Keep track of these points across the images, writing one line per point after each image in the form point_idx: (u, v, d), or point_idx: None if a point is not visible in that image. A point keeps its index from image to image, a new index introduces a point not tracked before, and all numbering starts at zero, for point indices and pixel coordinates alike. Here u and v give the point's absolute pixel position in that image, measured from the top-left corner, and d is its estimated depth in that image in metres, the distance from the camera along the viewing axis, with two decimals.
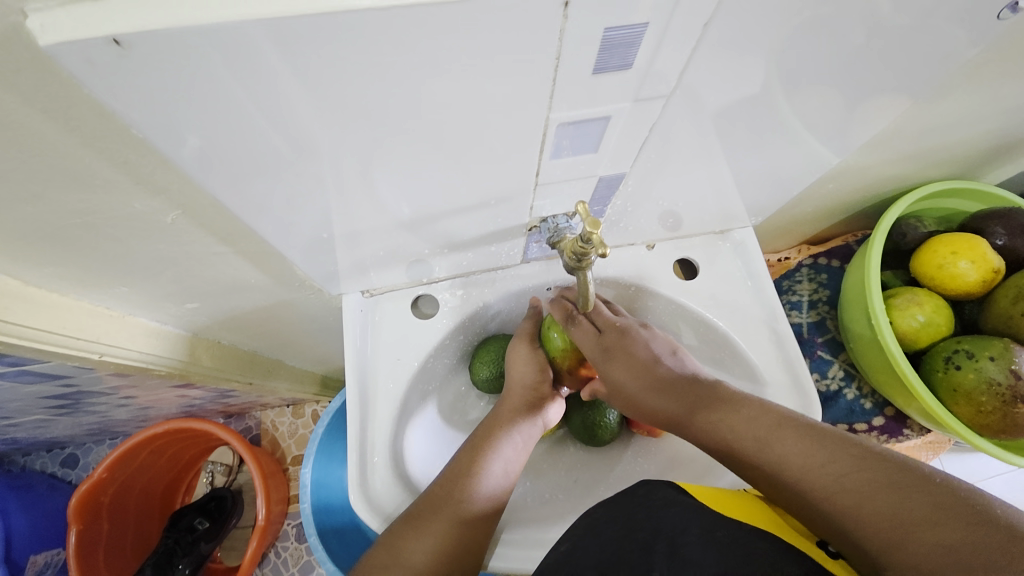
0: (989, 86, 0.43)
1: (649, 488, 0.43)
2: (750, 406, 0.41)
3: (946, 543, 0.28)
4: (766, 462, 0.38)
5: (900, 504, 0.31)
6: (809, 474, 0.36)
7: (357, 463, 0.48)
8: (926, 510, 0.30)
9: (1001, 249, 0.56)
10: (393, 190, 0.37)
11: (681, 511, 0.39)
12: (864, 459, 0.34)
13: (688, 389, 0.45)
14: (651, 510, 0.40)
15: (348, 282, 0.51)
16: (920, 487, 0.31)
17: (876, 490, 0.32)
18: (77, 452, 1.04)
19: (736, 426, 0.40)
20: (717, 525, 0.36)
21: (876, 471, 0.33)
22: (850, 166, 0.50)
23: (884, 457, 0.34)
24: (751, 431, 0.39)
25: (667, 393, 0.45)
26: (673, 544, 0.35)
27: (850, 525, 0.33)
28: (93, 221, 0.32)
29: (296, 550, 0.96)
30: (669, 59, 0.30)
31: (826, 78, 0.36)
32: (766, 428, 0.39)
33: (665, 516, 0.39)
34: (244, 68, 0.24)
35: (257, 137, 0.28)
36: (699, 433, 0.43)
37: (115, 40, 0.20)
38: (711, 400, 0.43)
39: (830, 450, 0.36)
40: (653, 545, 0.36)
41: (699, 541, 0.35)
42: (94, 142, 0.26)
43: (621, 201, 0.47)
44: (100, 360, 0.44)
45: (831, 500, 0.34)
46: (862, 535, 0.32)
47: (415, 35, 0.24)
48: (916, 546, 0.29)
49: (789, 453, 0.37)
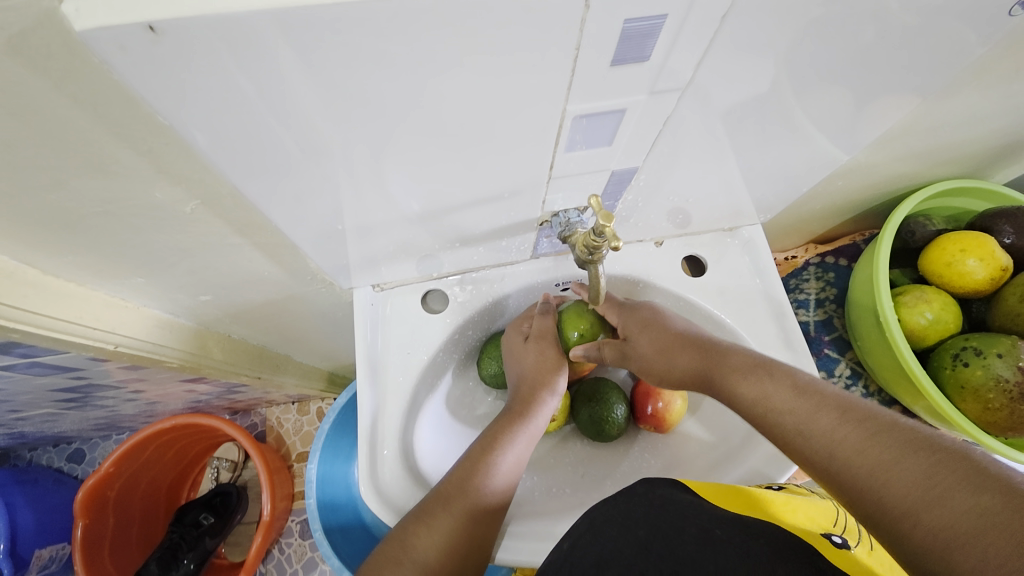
0: (1000, 83, 0.43)
1: (649, 485, 0.42)
2: (780, 372, 0.40)
3: (976, 510, 0.26)
4: (787, 424, 0.37)
5: (927, 470, 0.29)
6: (833, 437, 0.34)
7: (366, 456, 0.48)
8: (958, 479, 0.28)
9: (1009, 247, 0.56)
10: (407, 183, 0.38)
11: (679, 509, 0.39)
12: (894, 428, 0.33)
13: (708, 358, 0.44)
14: (650, 506, 0.39)
15: (359, 276, 0.51)
16: (952, 456, 0.29)
17: (904, 456, 0.31)
18: (83, 447, 1.05)
19: (762, 389, 0.39)
20: (715, 524, 0.37)
21: (905, 439, 0.31)
22: (860, 163, 0.50)
23: (915, 429, 0.32)
24: (778, 394, 0.38)
25: (687, 360, 0.46)
26: (671, 545, 0.35)
27: (870, 489, 0.31)
28: (113, 210, 0.32)
29: (300, 546, 0.96)
30: (685, 52, 0.30)
31: (838, 74, 0.36)
32: (794, 392, 0.38)
33: (663, 514, 0.38)
34: (272, 57, 0.24)
35: (280, 126, 0.28)
36: (724, 395, 0.42)
37: (150, 26, 0.21)
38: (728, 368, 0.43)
39: (858, 417, 0.34)
40: (650, 546, 0.36)
41: (696, 542, 0.35)
42: (121, 129, 0.27)
43: (631, 197, 0.48)
44: (114, 351, 0.44)
45: (853, 464, 0.32)
46: (884, 502, 0.30)
47: (437, 25, 0.24)
48: (944, 512, 0.27)
49: (814, 415, 0.36)
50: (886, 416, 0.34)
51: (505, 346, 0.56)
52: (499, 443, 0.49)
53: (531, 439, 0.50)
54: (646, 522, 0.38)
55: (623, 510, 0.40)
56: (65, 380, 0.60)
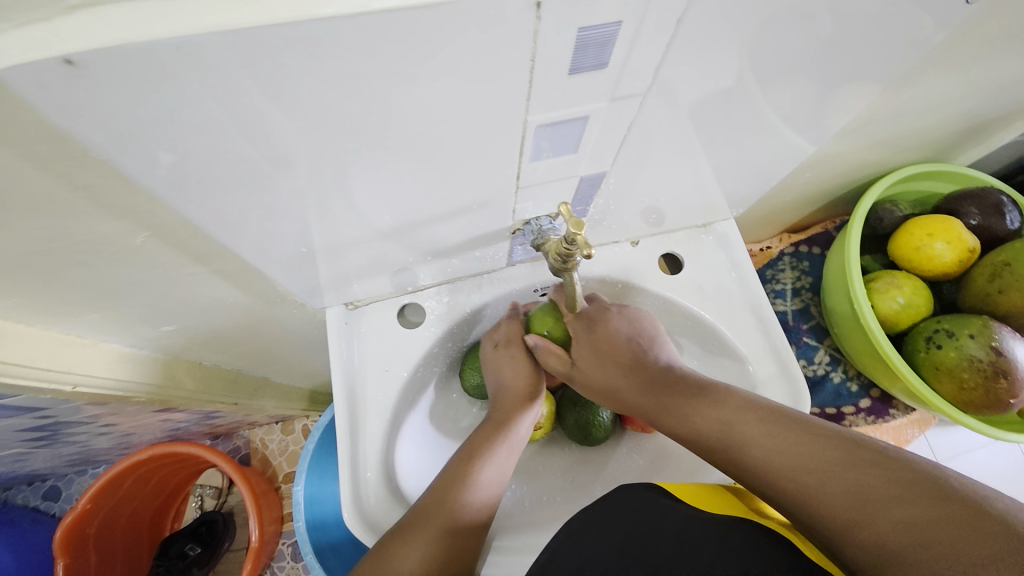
0: (957, 70, 0.43)
1: (627, 491, 0.44)
2: (724, 394, 0.42)
3: (903, 517, 0.29)
4: (749, 448, 0.38)
5: (859, 482, 0.32)
6: (774, 459, 0.37)
7: (348, 479, 0.47)
8: (886, 488, 0.31)
9: (976, 228, 0.57)
10: (373, 200, 0.36)
11: (657, 511, 0.40)
12: (828, 441, 0.35)
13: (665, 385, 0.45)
14: (627, 511, 0.41)
15: (331, 295, 0.50)
16: (879, 464, 0.32)
17: (838, 471, 0.33)
18: (59, 484, 1.01)
19: (707, 416, 0.41)
20: (692, 523, 0.37)
21: (838, 453, 0.34)
22: (826, 154, 0.51)
23: (846, 437, 0.35)
24: (722, 419, 0.40)
25: (644, 388, 0.46)
26: (647, 546, 0.36)
27: (811, 505, 0.34)
28: (58, 248, 0.31)
29: (293, 569, 0.94)
30: (644, 56, 0.29)
31: (799, 69, 0.36)
32: (753, 417, 0.39)
33: (640, 518, 0.40)
34: (209, 82, 0.23)
35: (226, 152, 0.27)
36: (681, 421, 0.43)
37: (68, 59, 0.19)
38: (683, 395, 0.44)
39: (796, 434, 0.37)
40: (626, 549, 0.37)
41: (672, 540, 0.36)
42: (54, 166, 0.25)
43: (603, 200, 0.47)
44: (74, 391, 0.42)
45: (794, 483, 0.35)
46: (825, 515, 0.33)
47: (385, 42, 0.23)
48: (875, 523, 0.30)
49: (773, 438, 0.37)
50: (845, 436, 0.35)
51: (482, 356, 0.55)
52: (479, 458, 0.48)
53: (513, 450, 0.50)
54: (623, 528, 0.39)
55: (602, 518, 0.42)
56: (29, 420, 0.57)
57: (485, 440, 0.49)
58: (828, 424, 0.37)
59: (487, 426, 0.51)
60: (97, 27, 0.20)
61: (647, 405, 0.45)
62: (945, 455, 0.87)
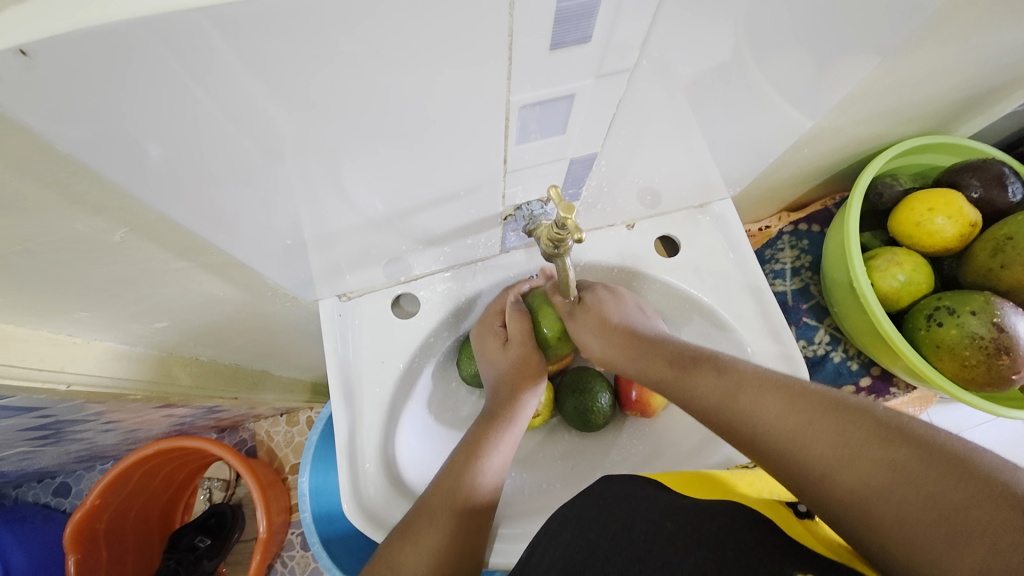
0: (960, 36, 0.42)
1: (607, 483, 0.44)
2: (716, 357, 0.42)
3: (888, 475, 0.30)
4: (760, 419, 0.36)
5: (843, 432, 0.32)
6: (759, 412, 0.37)
7: (347, 471, 0.47)
8: (870, 435, 0.31)
9: (977, 201, 0.56)
10: (359, 188, 0.36)
11: (630, 505, 0.40)
12: (814, 395, 0.35)
13: (681, 358, 0.43)
14: (603, 505, 0.41)
15: (323, 287, 0.50)
16: (865, 415, 0.33)
17: (822, 422, 0.33)
18: (69, 480, 1.02)
19: (700, 377, 0.41)
20: (665, 515, 0.38)
21: (822, 409, 0.34)
22: (824, 128, 0.49)
23: (830, 393, 0.35)
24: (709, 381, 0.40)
25: (661, 360, 0.44)
26: (618, 545, 0.37)
27: (793, 454, 0.34)
28: (36, 247, 0.30)
29: (303, 556, 0.96)
30: (629, 28, 0.28)
31: (793, 40, 0.35)
32: (763, 386, 0.38)
33: (614, 512, 0.40)
34: (173, 74, 0.22)
35: (199, 142, 0.26)
36: (690, 394, 0.41)
37: (21, 50, 0.19)
38: (700, 367, 0.42)
39: (782, 388, 0.37)
40: (597, 548, 0.38)
41: (644, 540, 0.37)
42: (21, 163, 0.24)
43: (595, 183, 0.47)
44: (68, 390, 0.43)
45: (778, 435, 0.35)
46: (807, 469, 0.33)
47: (352, 20, 0.22)
48: (861, 478, 0.31)
49: (786, 408, 0.35)
50: (864, 405, 0.33)
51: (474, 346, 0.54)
52: (481, 449, 0.49)
53: (512, 439, 0.50)
54: (597, 523, 0.40)
55: (578, 511, 0.42)
56: (32, 419, 0.58)
57: (489, 430, 0.50)
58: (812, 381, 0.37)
59: (484, 419, 0.51)
60: (48, 14, 0.19)
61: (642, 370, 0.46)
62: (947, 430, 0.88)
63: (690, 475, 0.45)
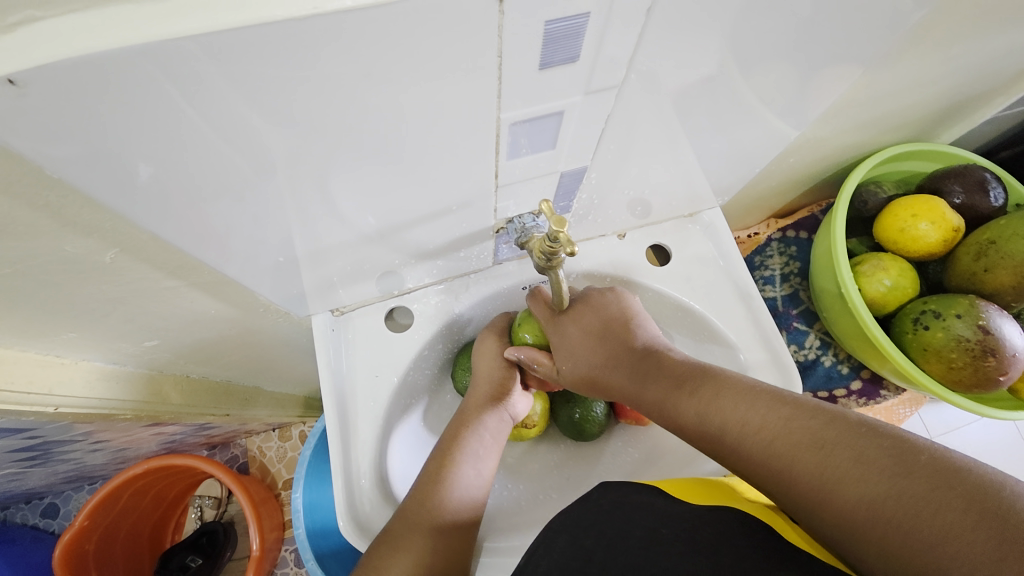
0: (937, 48, 0.43)
1: (603, 489, 0.43)
2: (702, 377, 0.41)
3: (872, 497, 0.29)
4: (746, 437, 0.36)
5: (826, 459, 0.32)
6: (748, 440, 0.36)
7: (342, 486, 0.47)
8: (852, 463, 0.31)
9: (959, 207, 0.57)
10: (351, 204, 0.36)
11: (627, 512, 0.40)
12: (798, 417, 0.35)
13: (668, 374, 0.43)
14: (598, 513, 0.41)
15: (316, 302, 0.49)
16: (848, 438, 0.32)
17: (806, 450, 0.33)
18: (56, 501, 0.99)
19: (687, 395, 0.41)
20: (661, 522, 0.38)
21: (806, 426, 0.34)
22: (809, 138, 0.50)
23: (815, 412, 0.35)
24: (695, 408, 0.40)
25: (650, 378, 0.44)
26: (614, 551, 0.37)
27: (782, 482, 0.34)
28: (23, 269, 0.30)
29: (296, 574, 0.94)
30: (616, 46, 0.29)
31: (775, 54, 0.35)
32: (749, 403, 0.37)
33: (610, 518, 0.40)
34: (161, 98, 0.22)
35: (192, 163, 0.26)
36: (680, 414, 0.41)
37: (8, 79, 0.19)
38: (688, 384, 0.41)
39: (768, 411, 0.36)
40: (593, 555, 0.37)
41: (640, 546, 0.37)
42: (9, 187, 0.24)
43: (586, 195, 0.47)
44: (56, 412, 0.42)
45: (766, 463, 0.35)
46: (793, 488, 0.33)
47: (344, 42, 0.23)
48: (846, 499, 0.30)
49: (771, 426, 0.35)
50: (849, 420, 0.33)
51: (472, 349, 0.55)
52: (456, 453, 0.49)
53: (489, 440, 0.51)
54: (593, 531, 0.39)
55: (575, 518, 0.41)
56: (18, 441, 0.56)
57: (465, 433, 0.50)
58: (799, 393, 0.37)
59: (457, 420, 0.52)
60: (36, 43, 0.19)
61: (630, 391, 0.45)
62: (937, 431, 0.89)
63: (687, 482, 0.46)
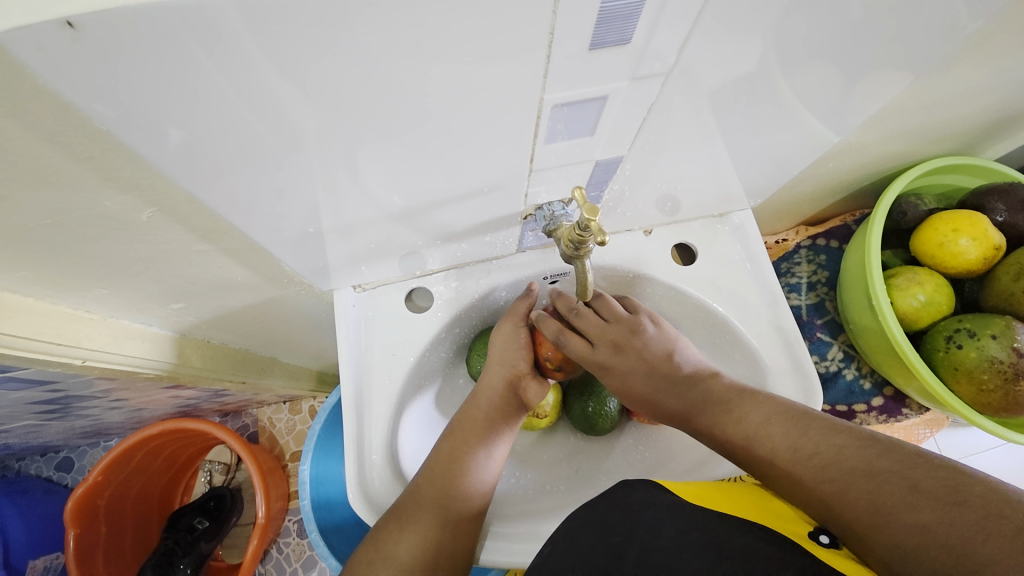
0: (998, 55, 0.41)
1: (627, 489, 0.43)
2: (721, 395, 0.46)
3: (873, 501, 0.33)
4: (759, 453, 0.41)
5: (880, 490, 0.33)
6: (798, 465, 0.38)
7: (354, 461, 0.48)
8: (902, 493, 0.32)
9: (1002, 225, 0.55)
10: (385, 180, 0.36)
11: (654, 514, 0.40)
12: (849, 449, 0.36)
13: (683, 388, 0.48)
14: (627, 511, 0.41)
15: (339, 277, 0.50)
16: (901, 471, 0.33)
17: (859, 480, 0.34)
18: (72, 456, 1.02)
19: (704, 415, 0.45)
20: (691, 526, 0.38)
21: (816, 444, 0.38)
22: (851, 144, 0.49)
23: (839, 432, 0.38)
24: (742, 432, 0.42)
25: (669, 394, 0.48)
26: (647, 549, 0.37)
27: (833, 511, 0.35)
28: (63, 221, 0.30)
29: (298, 544, 0.96)
30: (668, 32, 0.28)
31: (829, 53, 0.34)
32: (758, 424, 0.42)
33: (638, 518, 0.40)
34: (206, 51, 0.22)
35: (241, 124, 0.26)
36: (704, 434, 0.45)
37: (68, 23, 0.19)
38: (704, 403, 0.46)
39: (821, 442, 0.38)
40: (624, 553, 0.37)
41: (670, 547, 0.36)
42: (56, 136, 0.24)
43: (618, 186, 0.46)
44: (83, 365, 0.43)
45: (817, 492, 0.36)
46: (810, 501, 0.37)
47: (398, 10, 0.22)
48: (852, 503, 0.34)
49: (778, 442, 0.40)
50: (855, 438, 0.37)
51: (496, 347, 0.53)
52: (478, 444, 0.50)
53: (508, 434, 0.52)
54: (622, 528, 0.39)
55: (600, 515, 0.41)
56: (42, 393, 0.58)
57: (488, 431, 0.51)
58: (820, 415, 0.40)
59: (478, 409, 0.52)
60: None
61: (678, 415, 0.48)
62: (954, 456, 0.87)
63: (705, 486, 0.45)
